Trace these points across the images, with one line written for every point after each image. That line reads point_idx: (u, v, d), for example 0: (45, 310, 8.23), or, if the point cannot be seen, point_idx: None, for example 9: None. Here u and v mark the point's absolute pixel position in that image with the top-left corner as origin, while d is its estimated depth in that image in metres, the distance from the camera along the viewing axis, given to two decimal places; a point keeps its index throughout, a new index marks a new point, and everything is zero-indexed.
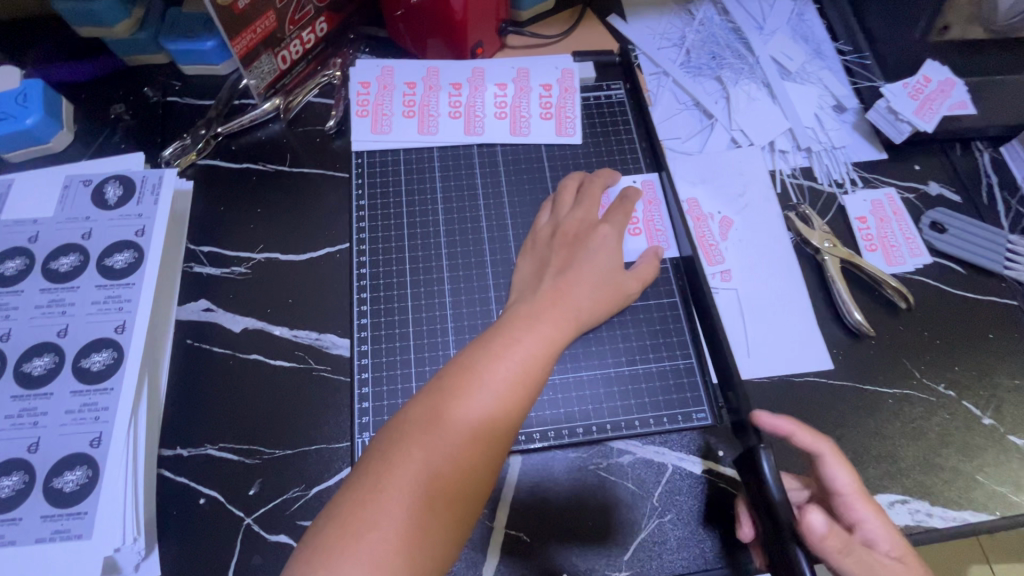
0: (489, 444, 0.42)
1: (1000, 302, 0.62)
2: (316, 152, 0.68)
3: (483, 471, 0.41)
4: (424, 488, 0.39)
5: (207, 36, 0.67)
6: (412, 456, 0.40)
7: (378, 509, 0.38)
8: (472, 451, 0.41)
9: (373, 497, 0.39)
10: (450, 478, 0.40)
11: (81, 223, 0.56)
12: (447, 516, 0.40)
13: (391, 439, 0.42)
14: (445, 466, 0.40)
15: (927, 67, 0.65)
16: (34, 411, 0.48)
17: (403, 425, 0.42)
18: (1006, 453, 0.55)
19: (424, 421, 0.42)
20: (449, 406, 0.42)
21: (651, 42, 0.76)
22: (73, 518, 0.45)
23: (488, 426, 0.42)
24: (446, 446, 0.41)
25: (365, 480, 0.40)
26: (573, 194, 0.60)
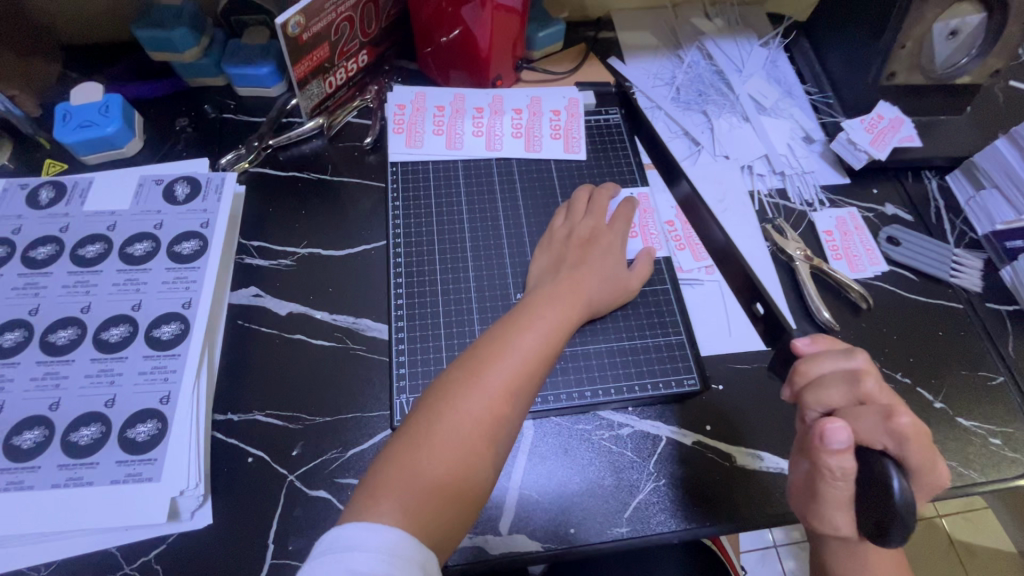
0: (516, 401, 0.51)
1: (948, 305, 0.71)
2: (354, 164, 0.77)
3: (510, 421, 0.50)
4: (465, 432, 0.48)
5: (264, 63, 0.77)
6: (454, 410, 0.48)
7: (429, 452, 0.47)
8: (503, 406, 0.50)
9: (424, 440, 0.47)
10: (487, 425, 0.49)
11: (154, 215, 0.64)
12: (482, 456, 0.48)
13: (436, 394, 0.50)
14: (482, 418, 0.49)
15: (880, 106, 0.77)
16: (111, 371, 0.55)
17: (446, 382, 0.51)
18: (954, 431, 0.63)
19: (464, 380, 0.50)
20: (485, 367, 0.51)
21: (647, 79, 0.88)
22: (144, 463, 0.52)
23: (517, 384, 0.51)
24: (483, 399, 0.49)
25: (417, 427, 0.48)
26: (585, 204, 0.70)
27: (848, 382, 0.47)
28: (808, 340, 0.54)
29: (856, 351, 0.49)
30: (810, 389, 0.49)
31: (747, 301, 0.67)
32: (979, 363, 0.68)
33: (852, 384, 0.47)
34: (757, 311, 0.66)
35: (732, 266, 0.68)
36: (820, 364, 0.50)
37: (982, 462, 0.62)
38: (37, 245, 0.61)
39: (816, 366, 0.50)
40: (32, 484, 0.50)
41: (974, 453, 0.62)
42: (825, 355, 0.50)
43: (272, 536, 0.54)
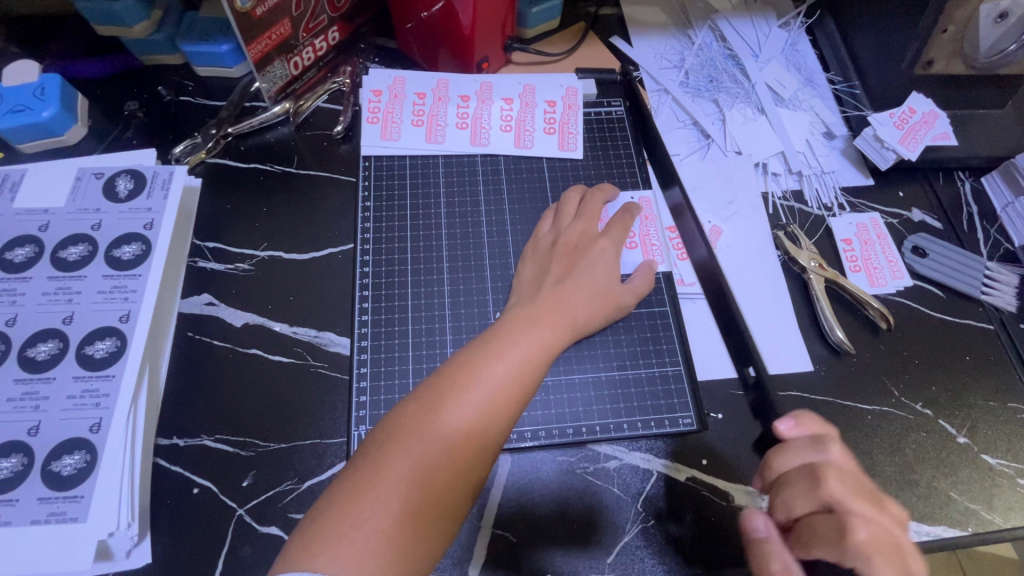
0: (481, 441, 0.44)
1: (977, 326, 0.64)
2: (322, 156, 0.69)
3: (474, 466, 0.43)
4: (420, 479, 0.41)
5: (223, 39, 0.69)
6: (407, 449, 0.42)
7: (375, 498, 0.40)
8: (465, 446, 0.43)
9: (369, 487, 0.40)
10: (444, 470, 0.42)
11: (91, 215, 0.58)
12: (438, 505, 0.41)
13: (387, 431, 0.43)
14: (440, 458, 0.42)
15: (912, 98, 0.69)
16: (36, 394, 0.50)
17: (399, 418, 0.44)
18: (978, 471, 0.57)
19: (420, 416, 0.43)
20: (445, 402, 0.44)
21: (653, 62, 0.79)
22: (70, 501, 0.46)
23: (481, 422, 0.44)
24: (440, 440, 0.42)
25: (362, 470, 0.41)
26: (576, 206, 0.63)
27: (808, 483, 0.43)
28: (792, 424, 0.47)
29: (826, 443, 0.44)
30: (778, 491, 0.45)
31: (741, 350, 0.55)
32: (1010, 393, 0.61)
33: (812, 486, 0.42)
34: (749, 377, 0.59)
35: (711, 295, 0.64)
36: (788, 458, 0.45)
37: (1008, 507, 0.56)
38: None
39: (785, 463, 0.45)
40: None
41: (1000, 497, 0.56)
42: (792, 447, 0.45)
43: None
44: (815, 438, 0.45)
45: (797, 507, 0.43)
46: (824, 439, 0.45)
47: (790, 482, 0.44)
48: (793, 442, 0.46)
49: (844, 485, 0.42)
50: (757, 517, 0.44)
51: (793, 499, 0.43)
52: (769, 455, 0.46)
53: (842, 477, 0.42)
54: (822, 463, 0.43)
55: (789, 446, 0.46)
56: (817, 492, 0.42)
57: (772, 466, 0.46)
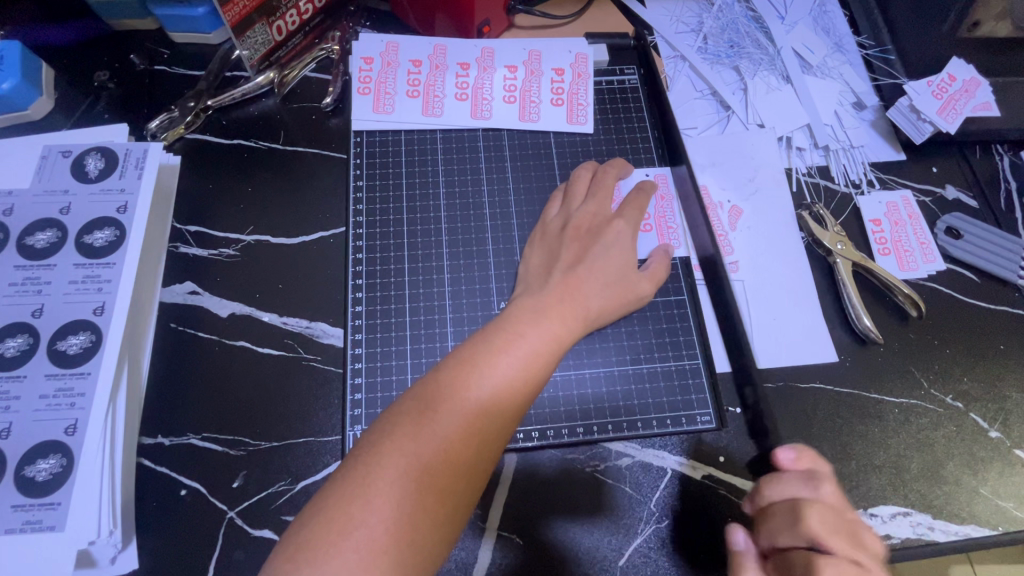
0: (484, 439, 0.40)
1: (1013, 313, 0.60)
2: (311, 131, 0.64)
3: (476, 468, 0.40)
4: (416, 482, 0.38)
5: (198, 1, 0.63)
6: (403, 448, 0.38)
7: (366, 500, 0.36)
8: (467, 446, 0.39)
9: (361, 491, 0.37)
10: (442, 473, 0.38)
11: (60, 197, 0.53)
12: (435, 512, 0.38)
13: (382, 431, 0.40)
14: (438, 459, 0.38)
15: (952, 64, 0.63)
16: (7, 394, 0.46)
17: (394, 416, 0.40)
18: (1010, 466, 0.54)
19: (417, 415, 0.40)
20: (445, 399, 0.40)
21: (668, 25, 0.73)
22: (45, 509, 0.43)
23: (483, 422, 0.41)
24: (439, 440, 0.39)
25: (353, 472, 0.38)
26: (586, 185, 0.58)
27: (790, 518, 0.41)
28: (792, 455, 0.45)
29: (819, 481, 0.43)
30: (762, 519, 0.43)
31: None
32: None
33: (793, 521, 0.41)
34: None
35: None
36: (778, 488, 0.44)
37: None
38: None
39: (774, 492, 0.44)
40: None
41: None
42: (783, 478, 0.44)
43: None
44: (810, 472, 0.44)
45: (780, 539, 0.41)
46: (817, 475, 0.43)
47: (774, 513, 0.43)
48: (787, 473, 0.44)
49: (824, 522, 0.40)
50: (737, 532, 0.45)
51: (774, 530, 0.42)
52: (758, 484, 0.45)
53: (825, 514, 0.40)
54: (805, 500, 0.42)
55: (782, 476, 0.44)
56: (797, 529, 0.40)
57: (760, 494, 0.44)
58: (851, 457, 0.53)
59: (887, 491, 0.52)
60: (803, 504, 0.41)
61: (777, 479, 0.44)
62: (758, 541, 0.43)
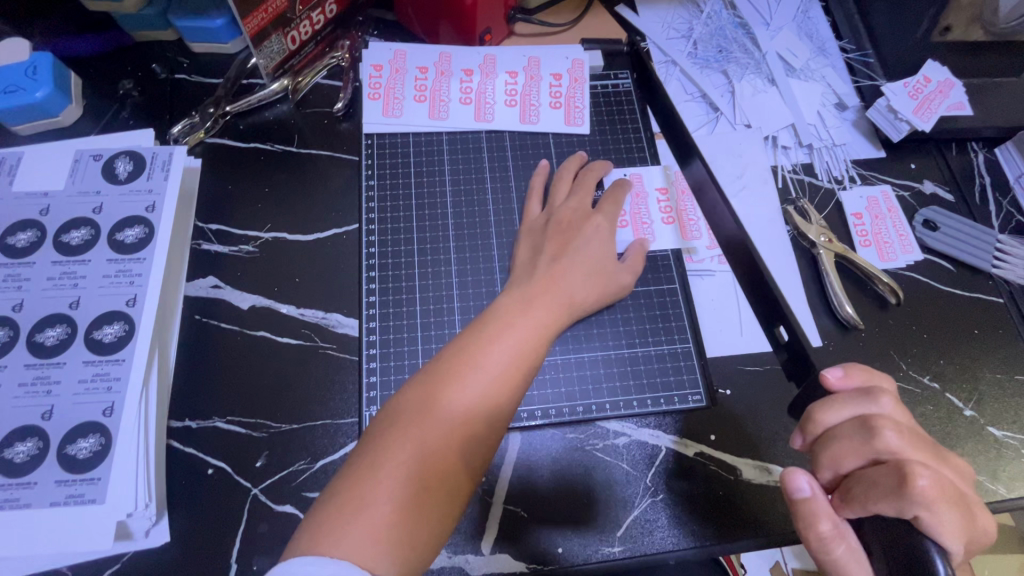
0: (482, 421, 0.44)
1: (987, 299, 0.64)
2: (324, 134, 0.68)
3: (475, 447, 0.44)
4: (421, 464, 0.41)
5: (217, 14, 0.67)
6: (409, 433, 0.42)
7: (381, 481, 0.40)
8: (467, 427, 0.43)
9: (372, 473, 0.40)
10: (445, 454, 0.42)
11: (92, 197, 0.57)
12: (439, 490, 0.41)
13: (388, 420, 0.43)
14: (442, 440, 0.42)
15: (928, 66, 0.67)
16: (48, 379, 0.50)
17: (399, 406, 0.44)
18: (984, 443, 0.58)
19: (420, 403, 0.43)
20: (444, 388, 0.44)
21: (660, 32, 0.77)
22: (87, 484, 0.47)
23: (480, 407, 0.44)
24: (441, 424, 0.43)
25: (365, 457, 0.41)
26: (565, 184, 0.63)
27: (862, 437, 0.39)
28: (842, 373, 0.43)
29: (877, 393, 0.41)
30: (822, 447, 0.41)
31: (767, 322, 0.51)
32: (1018, 366, 0.61)
33: (867, 438, 0.39)
34: (780, 335, 0.50)
35: (734, 251, 0.53)
36: (835, 410, 0.41)
37: (1012, 477, 0.56)
38: None
39: (833, 414, 0.41)
40: None
41: (1005, 468, 0.57)
42: (839, 398, 0.41)
43: (235, 556, 0.50)
44: (865, 387, 0.41)
45: (847, 463, 0.40)
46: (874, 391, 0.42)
47: (839, 437, 0.40)
48: (841, 392, 0.42)
49: (900, 436, 0.38)
50: (799, 475, 0.40)
51: (843, 453, 0.40)
52: (810, 409, 0.42)
53: (898, 428, 0.39)
54: (871, 415, 0.40)
55: (839, 397, 0.41)
56: (871, 445, 0.39)
57: (816, 420, 0.42)
58: None
59: None
60: (874, 419, 0.39)
61: (835, 399, 0.42)
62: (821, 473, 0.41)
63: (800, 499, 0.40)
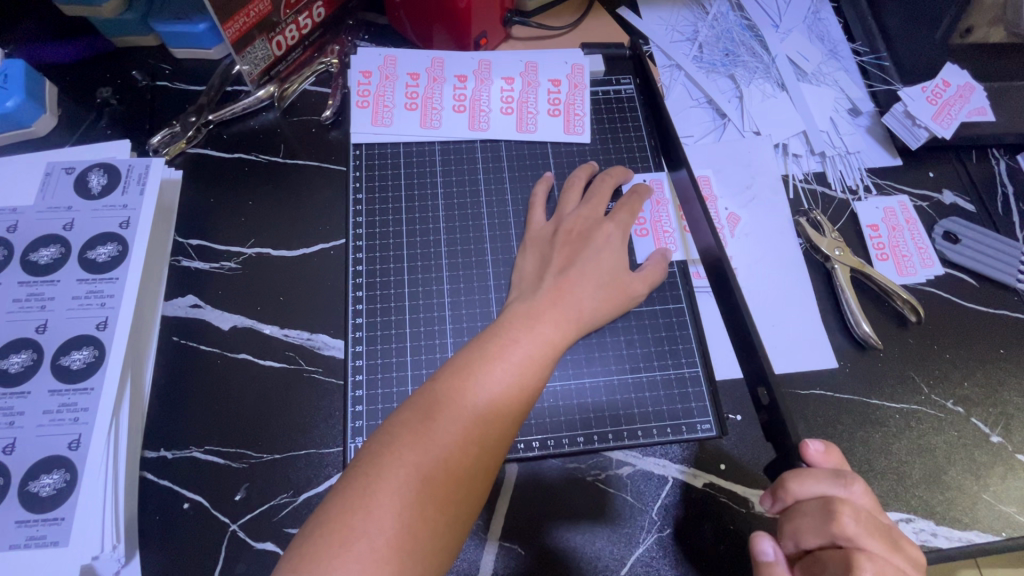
0: (483, 446, 0.41)
1: (1012, 316, 0.60)
2: (311, 144, 0.65)
3: (474, 475, 0.40)
4: (416, 493, 0.38)
5: (199, 18, 0.64)
6: (401, 459, 0.38)
7: (367, 513, 0.36)
8: (465, 454, 0.40)
9: (363, 502, 0.37)
10: (442, 482, 0.39)
11: (63, 213, 0.54)
12: (431, 524, 0.38)
13: (382, 442, 0.40)
14: (437, 468, 0.39)
15: (946, 70, 0.63)
16: (11, 410, 0.47)
17: (394, 427, 0.40)
18: (1013, 472, 0.54)
19: (415, 424, 0.40)
20: (441, 409, 0.41)
21: (664, 35, 0.74)
22: (50, 524, 0.44)
23: (481, 428, 0.41)
24: (439, 448, 0.39)
25: (352, 485, 0.38)
26: (580, 191, 0.60)
27: (822, 517, 0.40)
28: (822, 447, 0.43)
29: (849, 478, 0.41)
30: (787, 517, 0.42)
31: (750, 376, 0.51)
32: None
33: (827, 519, 0.39)
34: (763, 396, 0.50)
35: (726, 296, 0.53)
36: (807, 484, 0.41)
37: None
38: None
39: (802, 489, 0.42)
40: None
41: None
42: (812, 474, 0.42)
43: None
44: (838, 469, 0.42)
45: (807, 539, 0.40)
46: (848, 473, 0.42)
47: (803, 512, 0.41)
48: (815, 466, 0.42)
49: (858, 523, 0.39)
50: (765, 541, 0.42)
51: (804, 530, 0.41)
52: (784, 477, 0.42)
53: (859, 516, 0.39)
54: (835, 498, 0.40)
55: (813, 472, 0.42)
56: (828, 528, 0.39)
57: (785, 488, 0.42)
58: (852, 464, 0.53)
59: (888, 497, 0.52)
60: (837, 503, 0.40)
61: (807, 474, 0.42)
62: (784, 545, 0.42)
63: (764, 562, 0.42)
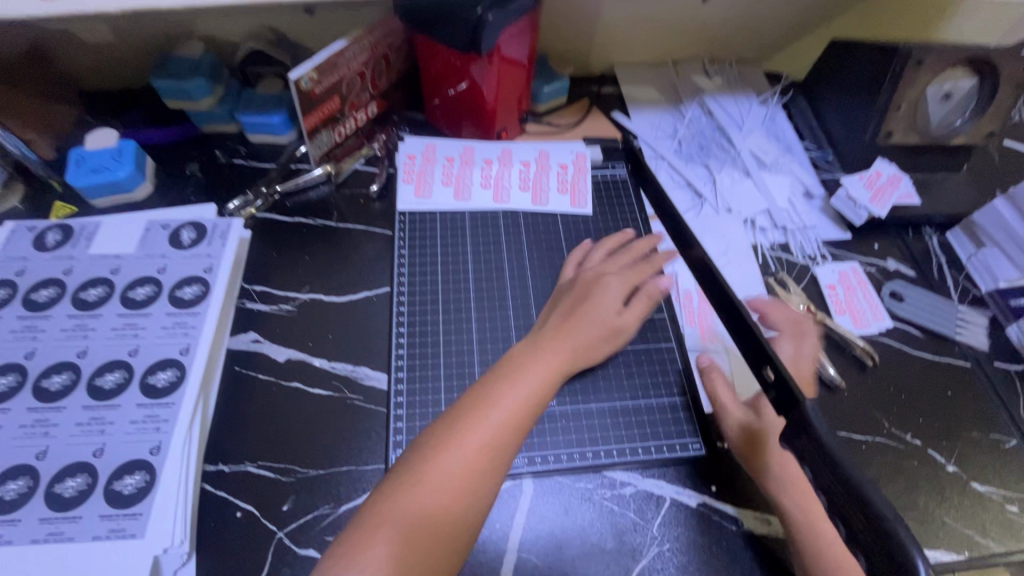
0: (493, 464, 0.47)
1: (954, 363, 0.70)
2: (359, 212, 0.78)
3: (485, 487, 0.46)
4: (436, 503, 0.44)
5: (276, 112, 0.79)
6: (424, 474, 0.45)
7: (393, 520, 0.43)
8: (479, 470, 0.46)
9: (389, 510, 0.43)
10: (458, 493, 0.45)
11: (158, 260, 0.65)
12: (446, 531, 0.44)
13: (408, 461, 0.47)
14: (454, 482, 0.45)
15: (878, 163, 0.79)
16: (102, 420, 0.54)
17: (418, 447, 0.47)
18: (969, 498, 0.61)
19: (437, 445, 0.47)
20: (459, 431, 0.48)
21: (650, 133, 0.90)
22: (129, 518, 0.50)
23: (493, 448, 0.47)
24: (454, 466, 0.46)
25: (382, 497, 0.44)
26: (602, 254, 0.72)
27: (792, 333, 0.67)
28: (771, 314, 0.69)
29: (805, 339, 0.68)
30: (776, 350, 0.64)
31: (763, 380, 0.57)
32: (990, 424, 0.66)
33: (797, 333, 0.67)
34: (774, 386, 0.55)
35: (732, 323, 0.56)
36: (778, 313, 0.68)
37: (1000, 532, 0.59)
38: (39, 287, 0.62)
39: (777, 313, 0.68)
40: (12, 539, 0.49)
41: (992, 523, 0.60)
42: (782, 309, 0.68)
43: None
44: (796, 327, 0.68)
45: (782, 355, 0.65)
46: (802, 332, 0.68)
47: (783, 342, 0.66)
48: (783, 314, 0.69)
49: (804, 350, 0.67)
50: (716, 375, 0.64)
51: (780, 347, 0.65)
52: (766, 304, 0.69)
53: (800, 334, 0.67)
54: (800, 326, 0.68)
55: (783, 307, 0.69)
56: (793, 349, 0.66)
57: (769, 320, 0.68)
58: None
59: None
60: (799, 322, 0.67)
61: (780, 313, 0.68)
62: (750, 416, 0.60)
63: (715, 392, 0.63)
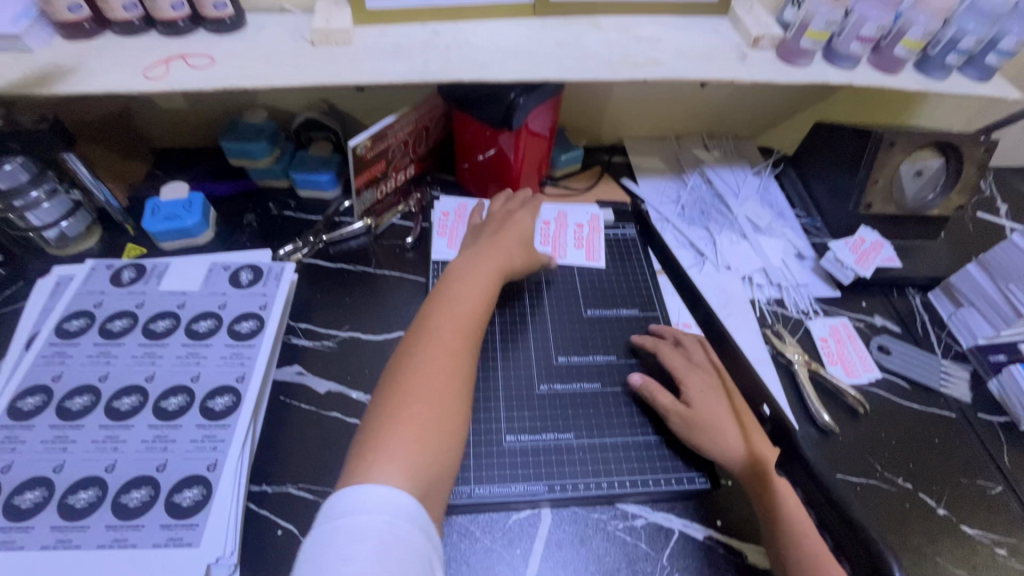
0: (457, 374, 0.58)
1: (940, 413, 0.76)
2: (395, 261, 0.86)
3: (459, 391, 0.57)
4: (423, 416, 0.54)
5: (326, 172, 0.90)
6: (403, 400, 0.54)
7: (395, 435, 0.52)
8: (449, 380, 0.57)
9: (386, 433, 0.52)
10: (439, 402, 0.55)
11: (219, 297, 0.73)
12: (442, 428, 0.54)
13: (384, 399, 0.55)
14: (432, 395, 0.55)
15: (862, 230, 0.88)
16: (165, 438, 0.60)
17: (387, 385, 0.56)
18: (959, 540, 0.65)
19: (404, 376, 0.56)
20: (418, 360, 0.58)
21: (656, 198, 1.00)
22: (186, 529, 0.55)
23: (450, 358, 0.59)
24: (424, 384, 0.56)
25: (374, 427, 0.53)
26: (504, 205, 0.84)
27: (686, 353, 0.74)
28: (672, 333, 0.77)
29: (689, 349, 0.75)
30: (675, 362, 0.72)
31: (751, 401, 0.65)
32: (976, 471, 0.71)
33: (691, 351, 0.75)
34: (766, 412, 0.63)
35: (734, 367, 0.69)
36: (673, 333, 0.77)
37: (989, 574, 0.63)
38: (113, 318, 0.69)
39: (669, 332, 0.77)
40: (81, 543, 0.54)
41: (981, 565, 0.64)
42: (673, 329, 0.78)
43: None
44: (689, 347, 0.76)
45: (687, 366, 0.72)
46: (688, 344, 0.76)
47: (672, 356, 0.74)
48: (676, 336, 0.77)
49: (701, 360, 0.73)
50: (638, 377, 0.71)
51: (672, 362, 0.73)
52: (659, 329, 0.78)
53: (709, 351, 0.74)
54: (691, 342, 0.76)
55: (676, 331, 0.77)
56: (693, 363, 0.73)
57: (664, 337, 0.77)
58: None
59: None
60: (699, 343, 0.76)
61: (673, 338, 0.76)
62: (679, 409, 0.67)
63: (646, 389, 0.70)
